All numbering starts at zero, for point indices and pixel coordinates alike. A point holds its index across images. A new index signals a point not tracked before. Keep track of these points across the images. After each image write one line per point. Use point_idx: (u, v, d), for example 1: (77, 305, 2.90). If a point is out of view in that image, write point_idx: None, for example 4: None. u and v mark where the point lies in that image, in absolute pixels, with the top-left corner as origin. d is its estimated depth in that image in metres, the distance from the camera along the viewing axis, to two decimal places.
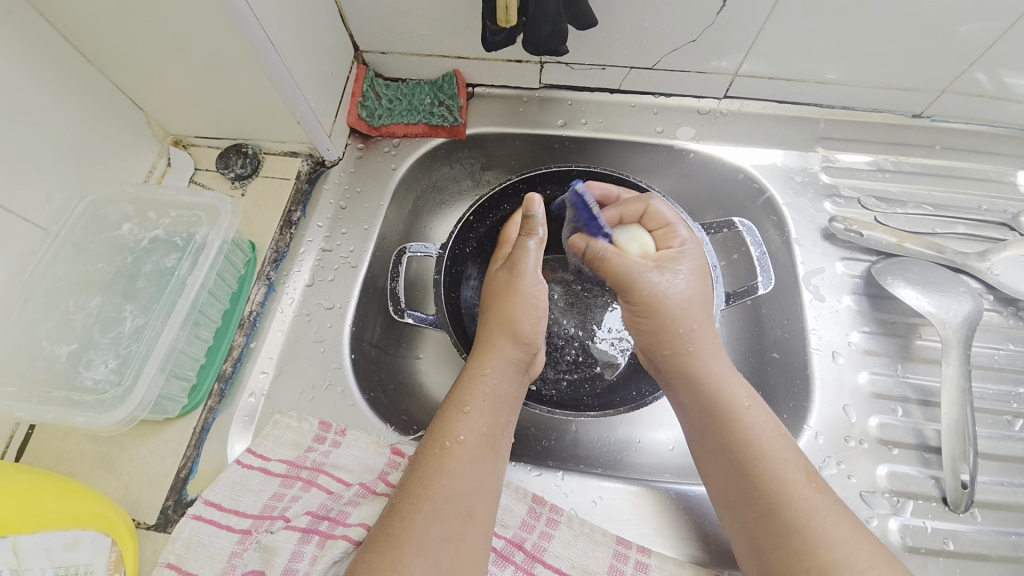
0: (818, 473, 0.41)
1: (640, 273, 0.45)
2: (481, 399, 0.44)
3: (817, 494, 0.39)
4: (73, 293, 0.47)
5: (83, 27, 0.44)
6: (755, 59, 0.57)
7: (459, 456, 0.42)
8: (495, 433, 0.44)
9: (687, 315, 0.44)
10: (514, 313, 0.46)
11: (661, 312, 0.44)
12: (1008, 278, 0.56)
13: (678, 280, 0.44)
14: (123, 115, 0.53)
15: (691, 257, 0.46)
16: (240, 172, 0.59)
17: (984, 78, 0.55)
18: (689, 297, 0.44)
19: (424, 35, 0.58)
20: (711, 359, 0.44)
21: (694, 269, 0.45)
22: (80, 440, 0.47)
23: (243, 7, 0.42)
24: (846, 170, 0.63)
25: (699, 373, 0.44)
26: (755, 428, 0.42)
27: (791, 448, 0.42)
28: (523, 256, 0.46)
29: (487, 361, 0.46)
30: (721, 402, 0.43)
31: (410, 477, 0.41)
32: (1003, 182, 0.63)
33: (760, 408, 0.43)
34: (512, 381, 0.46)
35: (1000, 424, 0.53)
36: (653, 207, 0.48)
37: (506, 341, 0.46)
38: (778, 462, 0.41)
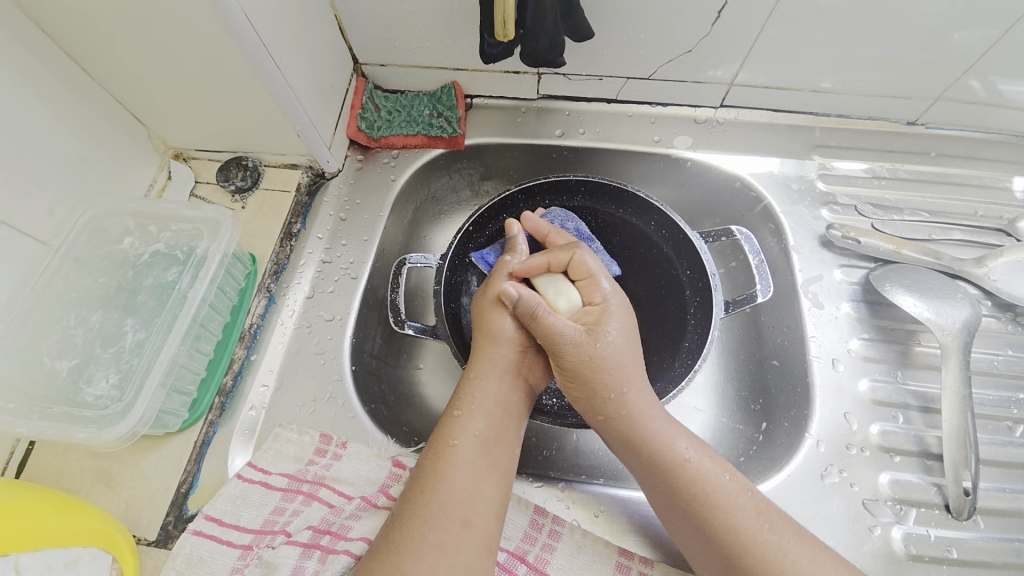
0: (771, 507, 0.42)
1: (566, 337, 0.44)
2: (474, 404, 0.45)
3: (772, 533, 0.40)
4: (74, 308, 0.47)
5: (86, 45, 0.45)
6: (750, 68, 0.58)
7: (454, 461, 0.42)
8: (492, 436, 0.44)
9: (616, 378, 0.44)
10: (495, 322, 0.47)
11: (589, 376, 0.44)
12: (1005, 284, 0.56)
13: (606, 341, 0.44)
14: (124, 130, 0.54)
15: (615, 312, 0.46)
16: (240, 185, 0.59)
17: (977, 85, 0.56)
18: (620, 357, 0.45)
19: (422, 47, 0.59)
20: (646, 417, 0.44)
21: (618, 325, 0.46)
22: (81, 456, 0.47)
23: (244, 22, 0.43)
24: (842, 178, 0.64)
25: (637, 434, 0.44)
26: (701, 479, 0.42)
27: (742, 490, 0.42)
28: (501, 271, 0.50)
29: (478, 369, 0.47)
30: (663, 457, 0.43)
31: (411, 486, 0.42)
32: (998, 188, 0.63)
33: (703, 455, 0.43)
34: (504, 383, 0.46)
35: (1000, 430, 0.53)
36: (578, 258, 0.48)
37: (493, 347, 0.47)
38: (727, 511, 0.41)
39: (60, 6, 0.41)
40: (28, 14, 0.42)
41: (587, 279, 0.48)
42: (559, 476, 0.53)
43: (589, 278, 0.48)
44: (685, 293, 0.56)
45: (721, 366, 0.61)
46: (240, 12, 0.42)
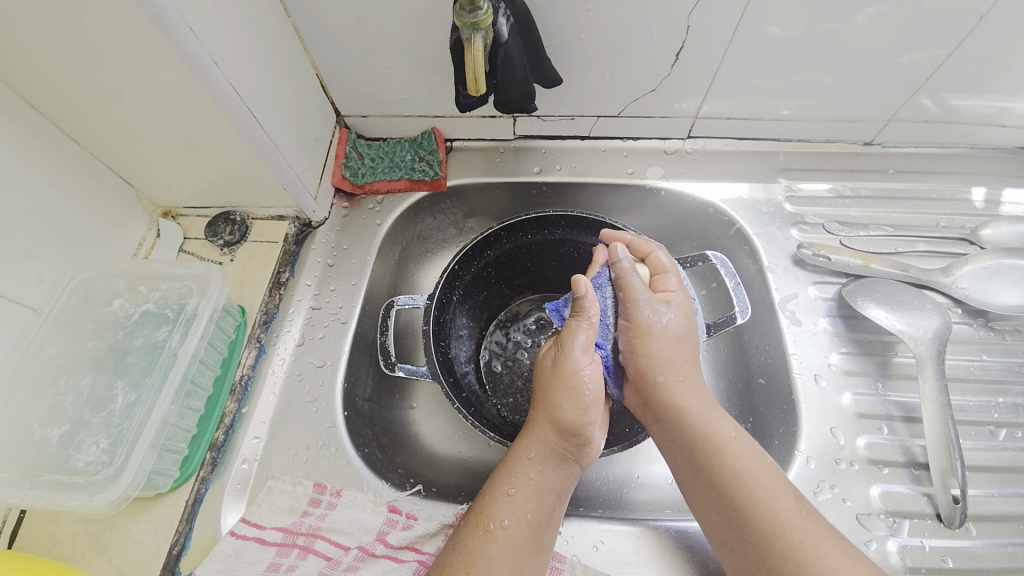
0: (807, 501, 0.43)
1: (643, 302, 0.46)
2: (525, 483, 0.44)
3: (807, 521, 0.41)
4: (64, 373, 0.48)
5: (76, 117, 0.47)
6: (713, 101, 0.61)
7: (504, 544, 0.42)
8: (541, 521, 0.44)
9: (681, 348, 0.47)
10: (558, 399, 0.45)
11: (653, 340, 0.46)
12: (973, 291, 0.59)
13: (673, 315, 0.47)
14: (114, 193, 0.55)
15: (684, 305, 0.48)
16: (228, 239, 0.60)
17: (929, 103, 0.59)
18: (678, 334, 0.47)
19: (401, 98, 0.62)
20: (697, 392, 0.47)
21: (681, 309, 0.48)
22: (71, 522, 0.47)
23: (228, 89, 0.45)
24: (808, 199, 0.67)
25: (688, 402, 0.47)
26: (745, 458, 0.44)
27: (781, 477, 0.44)
28: (572, 335, 0.46)
29: (531, 445, 0.46)
30: (711, 433, 0.45)
31: (452, 555, 0.42)
32: (958, 200, 0.67)
33: (747, 438, 0.46)
34: (560, 469, 0.45)
35: (984, 435, 0.54)
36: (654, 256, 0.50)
37: (549, 428, 0.45)
38: (769, 491, 0.42)
39: (52, 85, 0.43)
40: (20, 95, 0.44)
41: (659, 273, 0.50)
42: None
43: (661, 273, 0.50)
44: None
45: (710, 385, 0.62)
46: (224, 81, 0.45)
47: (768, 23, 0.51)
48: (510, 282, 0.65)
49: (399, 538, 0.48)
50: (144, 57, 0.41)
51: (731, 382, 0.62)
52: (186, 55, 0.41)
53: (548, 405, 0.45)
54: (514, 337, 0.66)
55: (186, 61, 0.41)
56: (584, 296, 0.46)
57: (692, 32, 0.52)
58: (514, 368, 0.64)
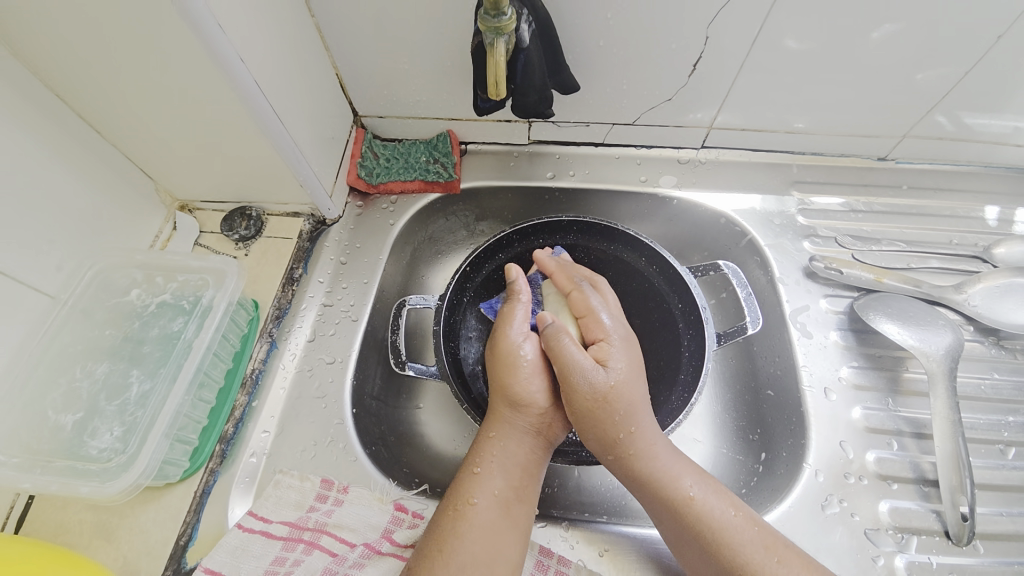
0: (781, 542, 0.42)
1: (583, 372, 0.44)
2: (491, 460, 0.45)
3: (780, 566, 0.41)
4: (80, 360, 0.48)
5: (103, 109, 0.48)
6: (728, 112, 0.61)
7: (473, 520, 0.42)
8: (510, 497, 0.44)
9: (627, 417, 0.44)
10: (505, 377, 0.47)
11: (599, 415, 0.44)
12: (986, 309, 0.58)
13: (616, 374, 0.45)
14: (133, 184, 0.56)
15: (622, 344, 0.48)
16: (244, 234, 0.61)
17: (944, 121, 0.60)
18: (630, 392, 0.45)
19: (418, 100, 0.63)
20: (652, 454, 0.45)
21: (620, 357, 0.46)
22: (80, 509, 0.47)
23: (252, 86, 0.46)
24: (821, 212, 0.67)
25: (642, 470, 0.44)
26: (706, 518, 0.43)
27: (749, 524, 0.43)
28: (511, 314, 0.50)
29: (494, 425, 0.46)
30: (669, 496, 0.44)
31: (426, 541, 0.42)
32: (971, 218, 0.67)
33: (707, 492, 0.44)
34: (523, 442, 0.46)
35: (993, 454, 0.54)
36: (578, 294, 0.51)
37: (505, 406, 0.46)
38: (736, 548, 0.41)
39: (79, 75, 0.44)
40: (46, 84, 0.45)
41: (587, 317, 0.50)
42: (562, 514, 0.53)
43: (587, 313, 0.50)
44: (677, 326, 0.57)
45: (718, 396, 0.61)
46: (250, 78, 0.45)
47: (786, 36, 0.51)
48: None
49: (406, 537, 0.48)
50: (171, 51, 0.41)
51: (739, 393, 0.61)
52: (215, 51, 0.42)
53: (499, 386, 0.47)
54: None
55: (213, 55, 0.42)
56: (516, 281, 0.52)
57: (710, 43, 0.53)
58: None
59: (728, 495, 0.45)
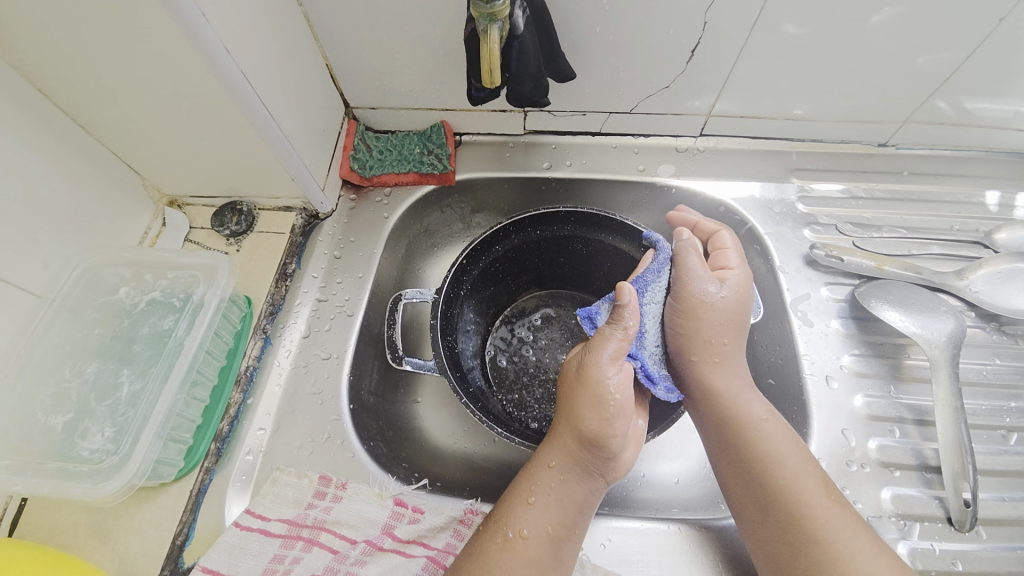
0: (835, 486, 0.44)
1: (698, 280, 0.47)
2: (547, 493, 0.44)
3: (836, 505, 0.42)
4: (68, 360, 0.47)
5: (83, 102, 0.46)
6: (726, 98, 0.60)
7: (523, 553, 0.41)
8: (561, 534, 0.43)
9: (722, 327, 0.47)
10: (580, 408, 0.43)
11: (699, 316, 0.47)
12: (986, 295, 0.58)
13: (726, 292, 0.47)
14: (120, 179, 0.55)
15: (744, 280, 0.49)
16: (234, 229, 0.60)
17: (944, 106, 0.59)
18: (732, 313, 0.48)
19: (411, 90, 0.61)
20: (731, 372, 0.48)
21: (738, 286, 0.48)
22: (73, 511, 0.46)
23: (239, 75, 0.44)
24: (820, 199, 0.66)
25: (720, 383, 0.47)
26: (774, 440, 0.45)
27: (810, 462, 0.45)
28: (603, 344, 0.44)
29: (554, 455, 0.45)
30: (744, 412, 0.46)
31: (470, 559, 0.42)
32: (971, 203, 0.66)
33: (777, 421, 0.47)
34: (583, 482, 0.44)
35: (995, 440, 0.54)
36: (721, 235, 0.52)
37: (571, 439, 0.44)
38: (797, 473, 0.44)
39: (59, 67, 0.43)
40: (28, 79, 0.44)
41: (721, 250, 0.51)
42: None
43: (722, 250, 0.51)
44: None
45: None
46: (236, 68, 0.44)
47: (784, 20, 0.50)
48: (518, 277, 0.65)
49: (406, 532, 0.47)
50: (152, 41, 0.40)
51: None
52: (199, 42, 0.40)
53: (570, 414, 0.44)
54: (518, 334, 0.65)
55: (197, 44, 0.41)
56: (625, 305, 0.43)
57: (708, 27, 0.51)
58: (518, 363, 0.63)
59: (794, 434, 0.47)
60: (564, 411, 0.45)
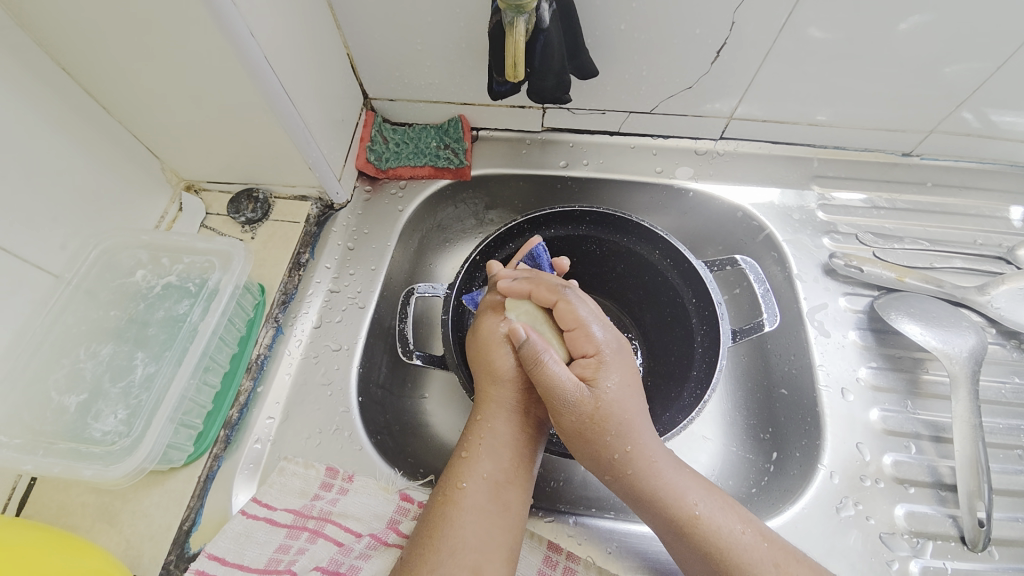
0: (792, 563, 0.41)
1: (567, 393, 0.42)
2: (479, 444, 0.44)
3: None
4: (83, 341, 0.47)
5: (107, 83, 0.46)
6: (749, 102, 0.59)
7: (463, 506, 0.41)
8: (502, 480, 0.43)
9: (621, 437, 0.43)
10: (490, 362, 0.46)
11: (590, 438, 0.43)
12: (1008, 311, 0.57)
13: (602, 391, 0.43)
14: (139, 162, 0.55)
15: (614, 361, 0.45)
16: (250, 216, 0.60)
17: (972, 118, 0.58)
18: (625, 407, 0.43)
19: (430, 83, 0.61)
20: (654, 471, 0.43)
21: (614, 376, 0.44)
22: (83, 492, 0.46)
23: (262, 61, 0.44)
24: (842, 208, 0.65)
25: (643, 491, 0.43)
26: (715, 536, 0.41)
27: (758, 539, 0.41)
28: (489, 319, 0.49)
29: (482, 408, 0.46)
30: (675, 515, 0.42)
31: (419, 530, 0.42)
32: (995, 218, 0.65)
33: (715, 509, 0.42)
34: (508, 424, 0.45)
35: (1011, 459, 0.53)
36: (564, 306, 0.47)
37: (493, 388, 0.46)
38: (747, 569, 0.40)
39: (85, 49, 0.43)
40: (52, 58, 0.44)
41: (575, 331, 0.47)
42: (569, 509, 0.52)
43: (577, 329, 0.46)
44: (690, 320, 0.55)
45: (730, 393, 0.60)
46: (259, 54, 0.44)
47: (812, 25, 0.49)
48: None
49: (412, 528, 0.47)
50: (178, 25, 0.40)
51: (750, 391, 0.60)
52: (224, 27, 0.40)
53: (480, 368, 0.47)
54: None
55: (221, 29, 0.40)
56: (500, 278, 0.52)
57: (735, 29, 0.51)
58: None
59: (735, 509, 0.43)
60: (478, 368, 0.47)
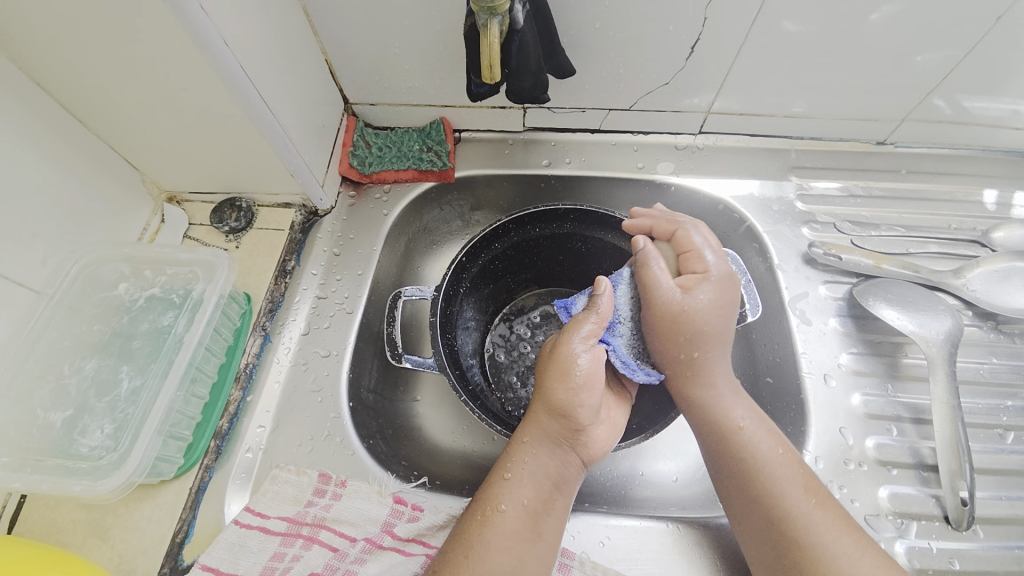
0: (819, 487, 0.44)
1: (661, 292, 0.46)
2: (522, 468, 0.44)
3: (815, 507, 0.43)
4: (68, 357, 0.47)
5: (81, 96, 0.46)
6: (726, 96, 0.60)
7: (502, 528, 0.41)
8: (539, 509, 0.43)
9: (692, 343, 0.46)
10: (548, 380, 0.45)
11: (665, 331, 0.46)
12: (985, 294, 0.58)
13: (694, 300, 0.45)
14: (118, 174, 0.54)
15: (718, 284, 0.47)
16: (234, 225, 0.60)
17: (943, 104, 0.59)
18: (706, 319, 0.46)
19: (410, 87, 0.61)
20: (711, 381, 0.47)
21: (709, 291, 0.46)
22: (73, 508, 0.46)
23: (238, 72, 0.44)
24: (819, 197, 0.66)
25: (699, 394, 0.47)
26: (752, 447, 0.45)
27: (793, 465, 0.45)
28: (578, 325, 0.46)
29: (527, 430, 0.45)
30: (721, 421, 0.46)
31: (452, 543, 0.42)
32: (969, 202, 0.66)
33: (758, 427, 0.46)
34: (554, 453, 0.44)
35: (991, 438, 0.54)
36: (681, 232, 0.50)
37: (544, 414, 0.45)
38: (775, 479, 0.44)
39: (57, 63, 0.42)
40: (26, 73, 0.44)
41: (688, 253, 0.49)
42: None
43: (691, 252, 0.48)
44: None
45: None
46: (235, 65, 0.44)
47: (784, 18, 0.50)
48: (517, 276, 0.65)
49: (406, 530, 0.48)
50: (153, 38, 0.40)
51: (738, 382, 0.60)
52: (198, 38, 0.40)
53: (541, 389, 0.45)
54: (517, 330, 0.65)
55: (196, 40, 0.40)
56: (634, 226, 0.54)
57: (709, 24, 0.51)
58: (517, 359, 0.63)
59: (777, 436, 0.46)
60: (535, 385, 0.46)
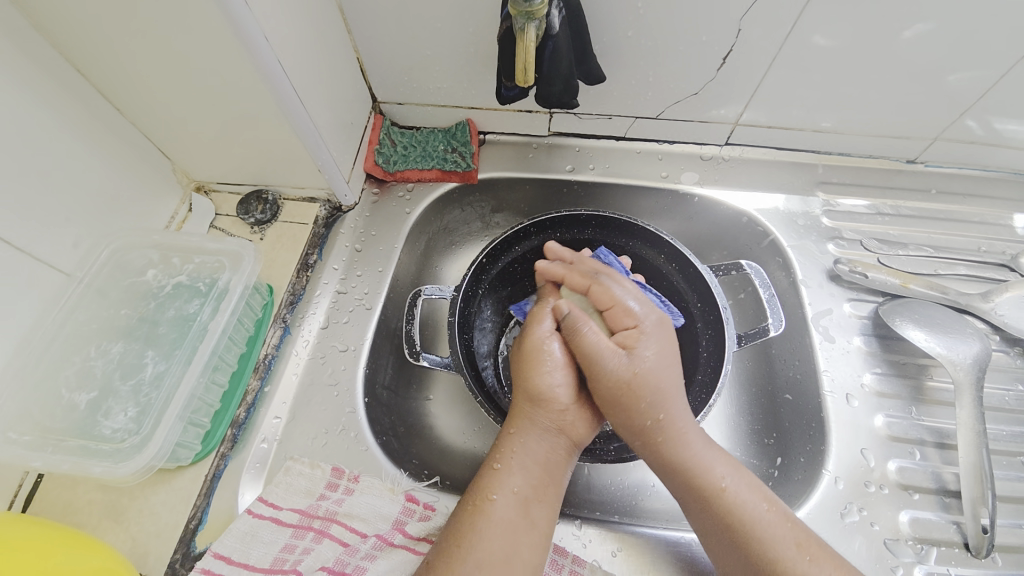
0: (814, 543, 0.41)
1: (605, 359, 0.43)
2: (511, 457, 0.44)
3: (812, 565, 0.40)
4: (93, 339, 0.48)
5: (121, 84, 0.47)
6: (754, 108, 0.60)
7: (492, 518, 0.41)
8: (531, 496, 0.43)
9: (654, 405, 0.43)
10: (523, 373, 0.46)
11: (622, 403, 0.43)
12: (1012, 319, 0.57)
13: (639, 361, 0.43)
14: (150, 162, 0.55)
15: (653, 333, 0.46)
16: (260, 217, 0.61)
17: (974, 125, 0.58)
18: (659, 376, 0.44)
19: (439, 87, 0.62)
20: (685, 440, 0.43)
21: (649, 347, 0.45)
22: (90, 489, 0.47)
23: (275, 67, 0.45)
24: (846, 214, 0.65)
25: (673, 461, 0.43)
26: (738, 508, 0.42)
27: (782, 520, 0.42)
28: (540, 318, 0.48)
29: (514, 420, 0.45)
30: (701, 483, 0.43)
31: (445, 537, 0.41)
32: (999, 225, 0.65)
33: (741, 481, 0.43)
34: (540, 440, 0.44)
35: (1015, 466, 0.53)
36: (597, 287, 0.48)
37: (525, 403, 0.45)
38: (767, 542, 0.41)
39: (100, 52, 0.44)
40: (67, 60, 0.45)
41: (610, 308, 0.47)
42: (574, 512, 0.52)
43: (613, 307, 0.47)
44: (695, 324, 0.56)
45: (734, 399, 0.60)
46: (273, 59, 0.44)
47: (815, 33, 0.50)
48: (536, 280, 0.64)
49: (418, 529, 0.47)
50: (194, 30, 0.41)
51: (755, 396, 0.60)
52: (239, 31, 0.41)
53: (517, 379, 0.47)
54: None
55: (236, 33, 0.41)
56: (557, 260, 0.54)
57: (741, 37, 0.51)
58: None
59: (760, 489, 0.44)
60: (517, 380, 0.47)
